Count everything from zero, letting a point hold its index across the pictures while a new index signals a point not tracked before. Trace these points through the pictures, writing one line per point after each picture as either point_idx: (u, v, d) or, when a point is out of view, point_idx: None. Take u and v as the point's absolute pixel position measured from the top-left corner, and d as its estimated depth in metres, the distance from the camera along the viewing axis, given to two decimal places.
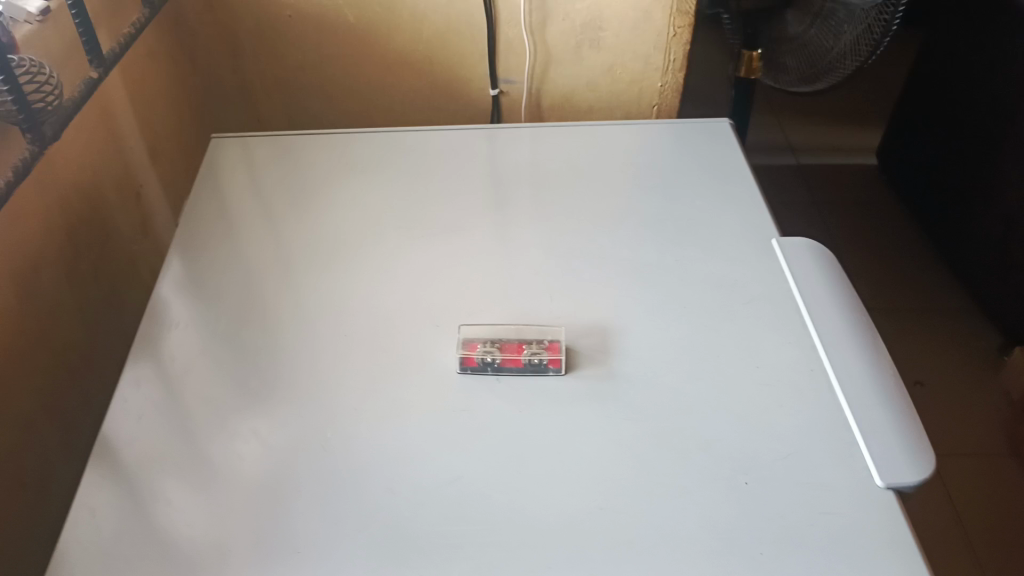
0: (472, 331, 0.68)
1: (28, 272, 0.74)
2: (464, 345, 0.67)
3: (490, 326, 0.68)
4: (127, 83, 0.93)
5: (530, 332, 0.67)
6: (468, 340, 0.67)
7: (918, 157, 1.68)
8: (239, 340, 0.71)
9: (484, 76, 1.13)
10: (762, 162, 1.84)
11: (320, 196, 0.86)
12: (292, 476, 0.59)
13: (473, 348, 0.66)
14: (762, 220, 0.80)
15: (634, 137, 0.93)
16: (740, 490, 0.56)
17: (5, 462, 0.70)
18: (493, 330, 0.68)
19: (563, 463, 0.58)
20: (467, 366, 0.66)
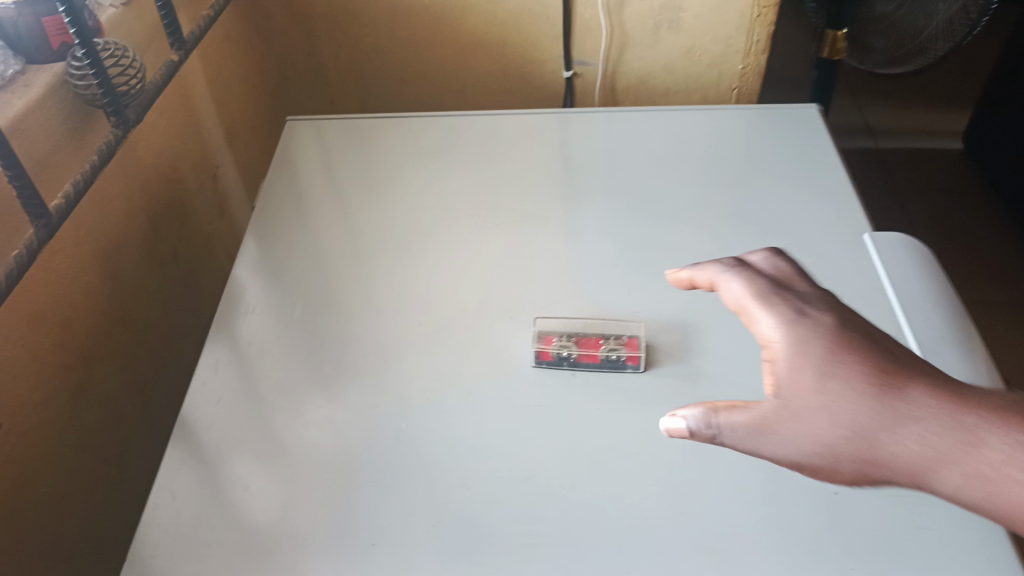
0: (547, 324, 0.66)
1: (110, 252, 0.75)
2: (539, 339, 0.65)
3: (565, 319, 0.67)
4: (206, 67, 0.93)
5: (605, 327, 0.65)
6: (543, 333, 0.66)
7: (1006, 139, 1.57)
8: (313, 327, 0.70)
9: (558, 58, 1.10)
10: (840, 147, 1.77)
11: (394, 182, 0.85)
12: (366, 467, 0.59)
13: (549, 340, 0.65)
14: (852, 212, 0.76)
15: (716, 122, 0.89)
16: (830, 501, 0.54)
17: (91, 438, 0.72)
18: (568, 323, 0.66)
19: (642, 465, 0.56)
20: (542, 360, 0.64)
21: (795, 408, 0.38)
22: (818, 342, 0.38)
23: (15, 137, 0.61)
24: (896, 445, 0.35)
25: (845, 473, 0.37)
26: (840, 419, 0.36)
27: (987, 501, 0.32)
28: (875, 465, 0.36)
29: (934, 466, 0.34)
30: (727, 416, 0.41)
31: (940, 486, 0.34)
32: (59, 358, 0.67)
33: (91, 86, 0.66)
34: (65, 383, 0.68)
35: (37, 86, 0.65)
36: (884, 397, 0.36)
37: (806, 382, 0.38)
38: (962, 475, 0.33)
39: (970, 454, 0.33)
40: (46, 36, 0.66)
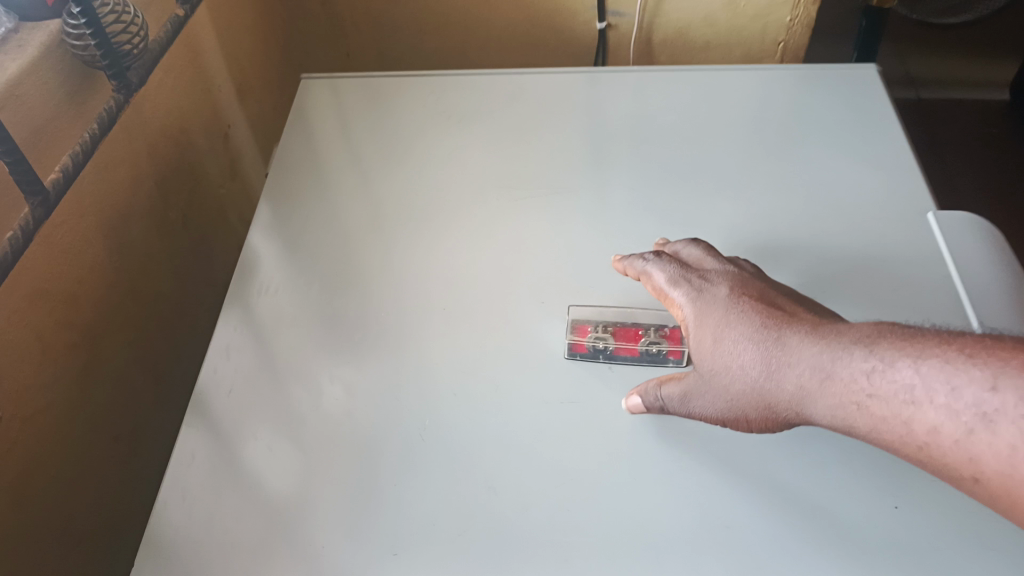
0: (582, 313, 0.62)
1: (116, 222, 0.71)
2: (572, 330, 0.60)
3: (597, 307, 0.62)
4: (216, 18, 0.87)
5: (643, 317, 0.61)
6: (577, 324, 0.61)
7: None
8: (333, 308, 0.65)
9: (590, 8, 1.03)
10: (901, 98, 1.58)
11: (417, 150, 0.80)
12: (388, 470, 0.55)
13: (583, 330, 0.60)
14: (913, 185, 0.70)
15: (761, 83, 0.82)
16: (888, 515, 0.50)
17: (101, 419, 0.68)
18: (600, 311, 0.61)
19: (684, 469, 0.52)
20: (575, 353, 0.59)
21: (708, 372, 0.51)
22: (711, 310, 0.53)
23: (8, 105, 0.55)
24: (784, 387, 0.47)
25: (751, 420, 0.50)
26: (741, 372, 0.49)
27: (856, 423, 0.44)
28: (775, 410, 0.48)
29: (811, 398, 0.46)
30: (654, 387, 0.54)
31: (815, 415, 0.46)
32: (65, 337, 0.64)
33: (89, 45, 0.61)
34: (72, 363, 0.65)
35: (29, 49, 0.58)
36: (766, 358, 0.48)
37: (710, 350, 0.51)
38: (827, 404, 0.45)
39: (830, 387, 0.45)
40: None
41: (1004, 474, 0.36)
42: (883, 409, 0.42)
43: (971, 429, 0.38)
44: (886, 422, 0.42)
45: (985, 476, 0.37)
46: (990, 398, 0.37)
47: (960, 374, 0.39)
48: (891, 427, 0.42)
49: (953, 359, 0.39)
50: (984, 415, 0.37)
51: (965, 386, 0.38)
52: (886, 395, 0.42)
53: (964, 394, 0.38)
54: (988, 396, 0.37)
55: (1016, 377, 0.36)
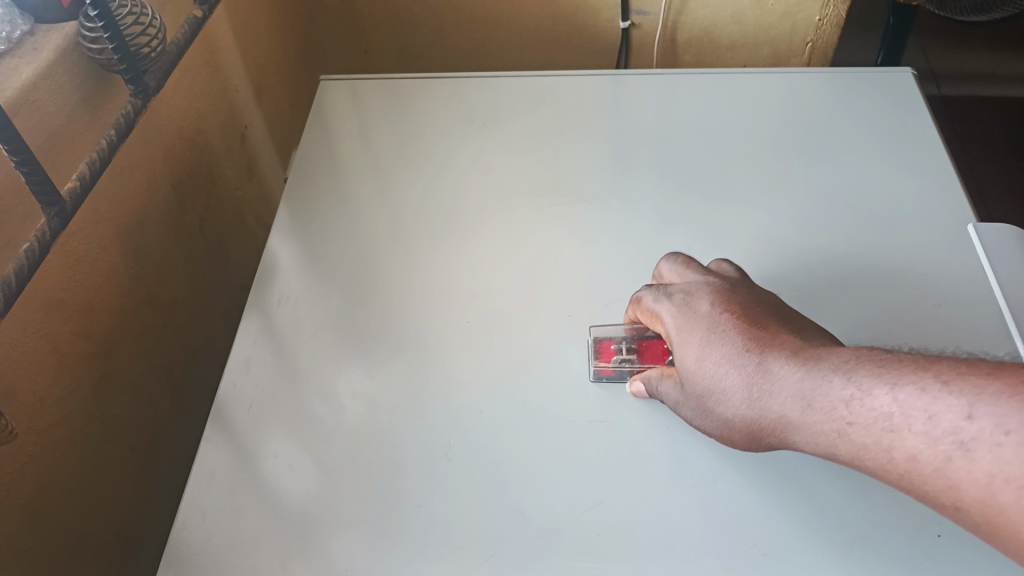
0: (605, 330, 0.60)
1: (132, 227, 0.69)
2: (597, 351, 0.58)
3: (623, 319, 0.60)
4: (233, 16, 0.86)
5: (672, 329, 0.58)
6: (600, 343, 0.59)
7: None
8: (353, 320, 0.64)
9: (614, 7, 1.02)
10: None
11: (438, 156, 0.78)
12: (411, 491, 0.53)
13: (607, 350, 0.58)
14: (952, 196, 0.68)
15: (793, 86, 0.80)
16: (933, 546, 0.48)
17: (118, 429, 0.67)
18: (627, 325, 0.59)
19: (719, 495, 0.51)
20: (602, 374, 0.57)
21: (694, 391, 0.49)
22: (694, 327, 0.50)
23: (22, 111, 0.54)
24: (766, 415, 0.45)
25: (736, 441, 0.48)
26: (724, 396, 0.47)
27: (837, 454, 0.41)
28: (759, 435, 0.46)
29: (793, 426, 0.43)
30: (647, 384, 0.54)
31: (799, 443, 0.44)
32: (81, 348, 0.62)
33: (105, 49, 0.59)
34: (87, 373, 0.63)
35: (46, 50, 0.58)
36: (746, 382, 0.46)
37: (693, 371, 0.49)
38: (809, 433, 0.42)
39: (811, 416, 0.42)
40: None
41: (984, 503, 0.33)
42: (862, 437, 0.39)
43: (949, 457, 0.35)
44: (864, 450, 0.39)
45: (966, 506, 0.34)
46: (966, 426, 0.34)
47: (938, 402, 0.36)
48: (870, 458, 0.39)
49: (931, 384, 0.37)
50: (961, 441, 0.34)
51: (942, 413, 0.36)
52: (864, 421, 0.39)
53: (941, 422, 0.36)
54: (964, 424, 0.35)
55: (992, 404, 0.34)
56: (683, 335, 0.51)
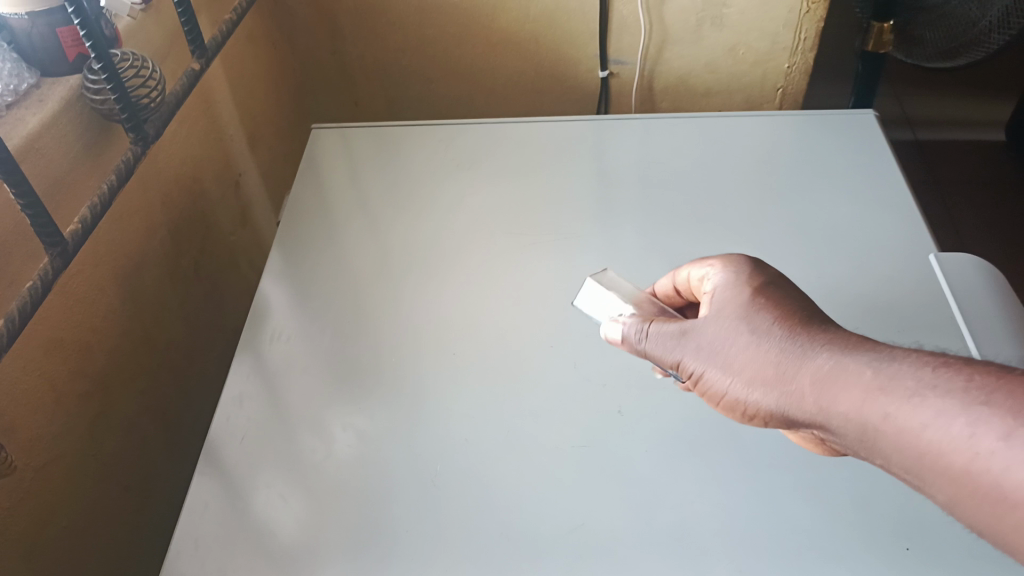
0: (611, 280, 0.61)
1: (129, 270, 0.72)
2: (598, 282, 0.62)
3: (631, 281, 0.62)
4: (229, 70, 0.90)
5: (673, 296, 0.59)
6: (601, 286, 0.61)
7: None
8: (344, 355, 0.66)
9: (593, 58, 1.08)
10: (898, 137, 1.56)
11: (424, 198, 0.81)
12: (398, 515, 0.55)
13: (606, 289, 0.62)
14: (915, 229, 0.71)
15: (762, 127, 0.85)
16: (902, 560, 0.50)
17: (112, 467, 0.68)
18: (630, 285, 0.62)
19: (697, 515, 0.52)
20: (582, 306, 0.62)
21: (723, 329, 0.45)
22: (759, 280, 0.46)
23: (30, 159, 0.57)
24: (807, 368, 0.40)
25: (751, 393, 0.43)
26: (763, 338, 0.43)
27: (867, 418, 0.36)
28: (785, 389, 0.41)
29: (830, 387, 0.38)
30: (660, 323, 0.50)
31: (828, 411, 0.38)
32: (79, 386, 0.64)
33: (107, 100, 0.63)
34: (84, 412, 0.65)
35: (52, 101, 0.61)
36: (799, 337, 0.41)
37: (730, 316, 0.45)
38: (847, 399, 0.37)
39: (859, 382, 0.37)
40: (62, 47, 0.62)
41: None
42: (907, 421, 0.34)
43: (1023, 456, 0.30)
44: (886, 427, 0.35)
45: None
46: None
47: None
48: (900, 436, 0.35)
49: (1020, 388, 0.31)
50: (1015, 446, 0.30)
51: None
52: (899, 412, 0.35)
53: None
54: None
55: None
56: (737, 282, 0.47)
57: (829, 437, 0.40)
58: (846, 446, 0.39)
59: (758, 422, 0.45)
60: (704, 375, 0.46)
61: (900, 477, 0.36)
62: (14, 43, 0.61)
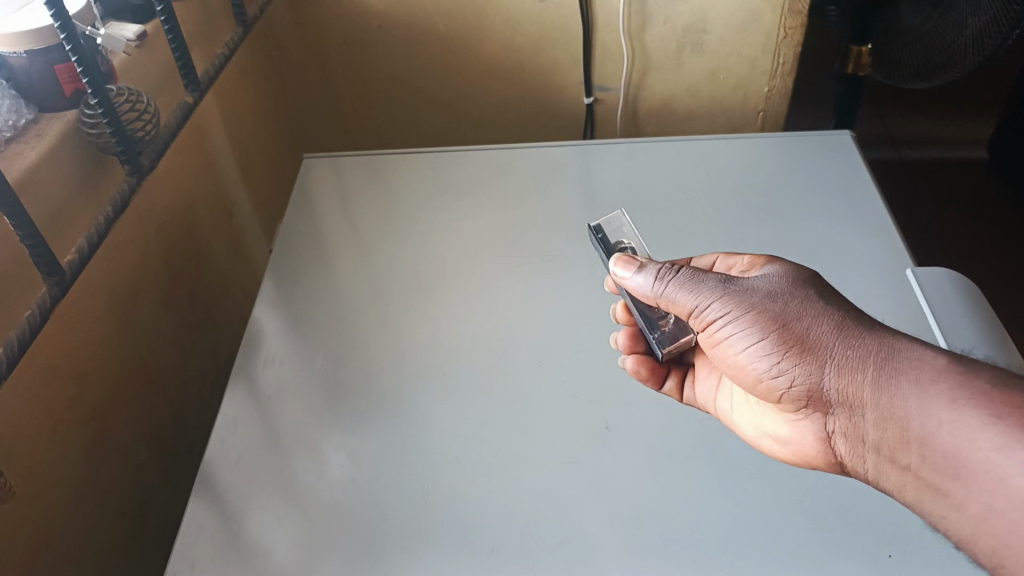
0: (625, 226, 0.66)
1: (124, 298, 0.73)
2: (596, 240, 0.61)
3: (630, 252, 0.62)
4: (222, 103, 0.92)
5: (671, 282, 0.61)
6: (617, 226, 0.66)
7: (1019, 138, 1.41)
8: (336, 377, 0.68)
9: (578, 84, 1.11)
10: (876, 158, 1.59)
11: (414, 223, 0.83)
12: (390, 532, 0.56)
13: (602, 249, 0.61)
14: (890, 245, 0.73)
15: (741, 149, 0.87)
16: (884, 565, 0.51)
17: (107, 493, 0.69)
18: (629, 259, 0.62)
19: (683, 525, 0.54)
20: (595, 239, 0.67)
21: (780, 291, 0.49)
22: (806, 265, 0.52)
23: (27, 191, 0.58)
24: (865, 341, 0.45)
25: (795, 354, 0.48)
26: (820, 307, 0.48)
27: (930, 403, 0.42)
28: (834, 354, 0.46)
29: (892, 366, 0.44)
30: (693, 269, 0.53)
31: (879, 384, 0.44)
32: (75, 414, 0.65)
33: (103, 133, 0.64)
34: (79, 441, 0.65)
35: (49, 135, 0.63)
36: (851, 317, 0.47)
37: (785, 285, 0.50)
38: (904, 380, 0.43)
39: (917, 365, 0.43)
40: (59, 83, 0.64)
41: None
42: (965, 423, 0.40)
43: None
44: (946, 421, 0.41)
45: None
46: None
47: None
48: (957, 433, 0.40)
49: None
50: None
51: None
52: (960, 414, 0.40)
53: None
54: None
55: None
56: (794, 262, 0.52)
57: (856, 412, 0.46)
58: (871, 428, 0.45)
59: (777, 386, 0.49)
60: (739, 328, 0.50)
61: (923, 475, 0.42)
62: (11, 80, 0.63)
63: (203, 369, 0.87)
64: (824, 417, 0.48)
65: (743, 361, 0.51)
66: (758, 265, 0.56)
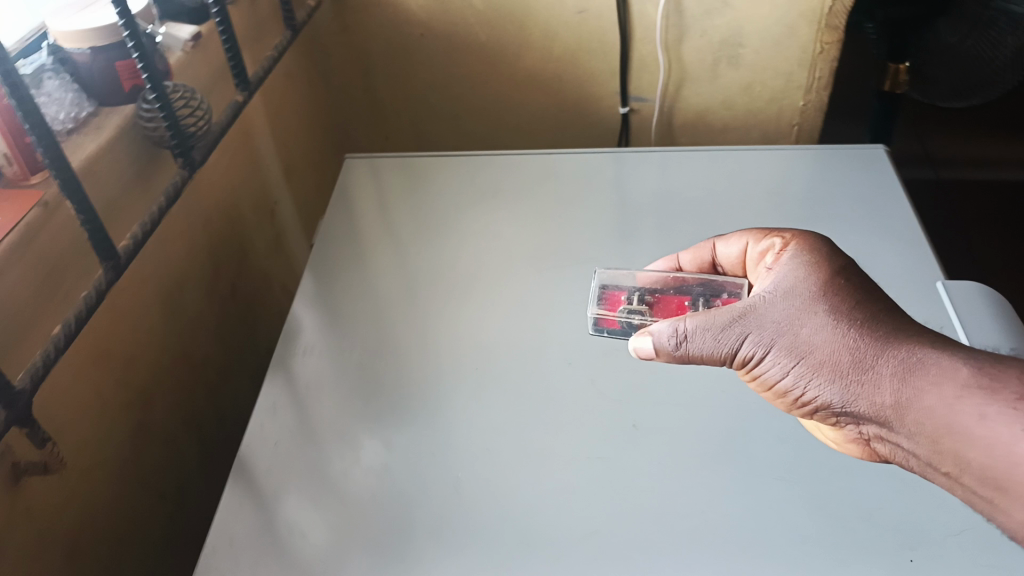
0: (610, 285, 0.67)
1: (171, 288, 0.76)
2: (601, 304, 0.66)
3: (636, 276, 0.67)
4: (268, 105, 0.95)
5: (691, 280, 0.64)
6: (607, 294, 0.66)
7: None
8: (369, 371, 0.69)
9: (614, 94, 1.13)
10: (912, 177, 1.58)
11: (450, 224, 0.85)
12: (418, 517, 0.57)
13: (613, 299, 0.66)
14: (923, 259, 0.74)
15: (776, 160, 0.88)
16: (908, 569, 0.51)
17: (149, 474, 0.72)
18: (639, 281, 0.67)
19: (708, 521, 0.55)
20: (605, 327, 0.65)
21: (793, 316, 0.49)
22: (819, 271, 0.50)
23: (88, 179, 0.62)
24: (884, 363, 0.45)
25: (821, 383, 0.47)
26: (834, 330, 0.47)
27: (957, 418, 0.41)
28: (857, 379, 0.46)
29: (916, 386, 0.43)
30: (702, 318, 0.52)
31: (903, 406, 0.44)
32: (123, 397, 0.68)
33: (159, 126, 0.68)
34: (126, 422, 0.68)
35: (109, 129, 0.66)
36: (867, 331, 0.46)
37: (799, 312, 0.49)
38: (925, 398, 0.43)
39: (935, 379, 0.43)
40: (119, 80, 0.67)
41: None
42: (993, 431, 0.40)
43: None
44: (979, 435, 0.40)
45: None
46: None
47: None
48: (990, 442, 0.40)
49: None
50: None
51: None
52: (993, 429, 0.40)
53: None
54: None
55: None
56: (799, 272, 0.50)
57: (885, 430, 0.46)
58: (906, 442, 0.45)
59: (810, 410, 0.50)
60: (761, 363, 0.50)
61: (966, 483, 0.42)
62: (76, 76, 0.67)
63: (243, 360, 0.90)
64: (855, 433, 0.49)
65: (770, 389, 0.51)
66: (781, 258, 0.53)
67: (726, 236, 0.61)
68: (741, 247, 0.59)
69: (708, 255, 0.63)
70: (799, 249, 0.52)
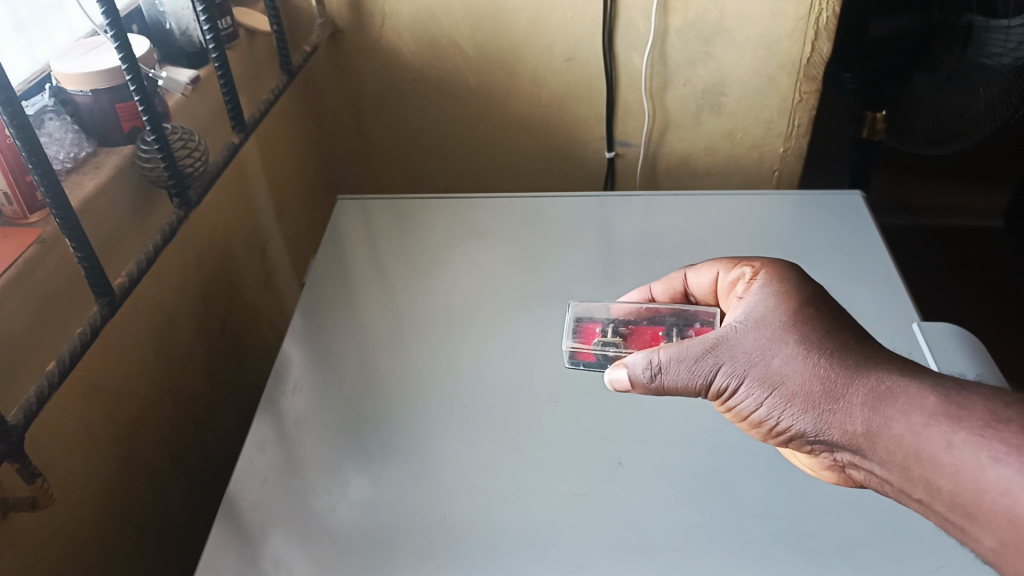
0: (584, 317, 0.66)
1: (162, 323, 0.77)
2: (576, 336, 0.64)
3: (611, 306, 0.66)
4: (262, 146, 0.98)
5: (665, 310, 0.64)
6: (581, 325, 0.65)
7: None
8: (355, 405, 0.70)
9: (600, 139, 1.16)
10: None
11: (438, 263, 0.87)
12: (402, 551, 0.58)
13: (589, 331, 0.65)
14: (898, 301, 0.76)
15: (756, 205, 0.91)
16: None
17: (134, 510, 0.72)
18: (613, 312, 0.66)
19: (690, 557, 0.55)
20: (581, 360, 0.64)
21: (764, 347, 0.50)
22: (789, 301, 0.51)
23: (87, 217, 0.64)
24: (854, 392, 0.46)
25: (795, 412, 0.49)
26: (805, 361, 0.48)
27: (925, 446, 0.43)
28: (830, 408, 0.47)
29: (886, 415, 0.45)
30: (676, 350, 0.53)
31: (874, 434, 0.45)
32: (110, 431, 0.68)
33: (156, 168, 0.69)
34: (112, 457, 0.68)
35: (106, 168, 0.67)
36: (837, 362, 0.47)
37: (769, 343, 0.50)
38: (895, 426, 0.44)
39: (903, 407, 0.44)
40: (119, 120, 0.69)
41: None
42: (961, 461, 0.41)
43: None
44: (947, 463, 0.42)
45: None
46: None
47: None
48: (958, 470, 0.41)
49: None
50: None
51: None
52: (960, 456, 0.41)
53: None
54: None
55: None
56: (769, 302, 0.52)
57: (857, 457, 0.47)
58: (878, 469, 0.46)
59: (785, 439, 0.51)
60: (736, 394, 0.52)
61: (937, 510, 0.43)
62: (76, 116, 0.68)
63: (230, 397, 0.91)
64: (829, 460, 0.50)
65: (745, 419, 0.53)
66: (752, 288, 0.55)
67: (697, 266, 0.63)
68: (711, 276, 0.61)
69: (678, 283, 0.65)
70: (768, 280, 0.54)
